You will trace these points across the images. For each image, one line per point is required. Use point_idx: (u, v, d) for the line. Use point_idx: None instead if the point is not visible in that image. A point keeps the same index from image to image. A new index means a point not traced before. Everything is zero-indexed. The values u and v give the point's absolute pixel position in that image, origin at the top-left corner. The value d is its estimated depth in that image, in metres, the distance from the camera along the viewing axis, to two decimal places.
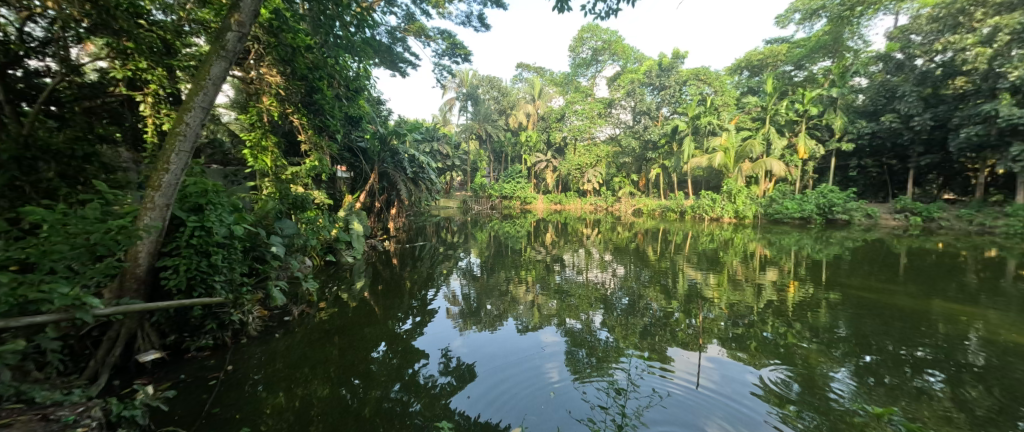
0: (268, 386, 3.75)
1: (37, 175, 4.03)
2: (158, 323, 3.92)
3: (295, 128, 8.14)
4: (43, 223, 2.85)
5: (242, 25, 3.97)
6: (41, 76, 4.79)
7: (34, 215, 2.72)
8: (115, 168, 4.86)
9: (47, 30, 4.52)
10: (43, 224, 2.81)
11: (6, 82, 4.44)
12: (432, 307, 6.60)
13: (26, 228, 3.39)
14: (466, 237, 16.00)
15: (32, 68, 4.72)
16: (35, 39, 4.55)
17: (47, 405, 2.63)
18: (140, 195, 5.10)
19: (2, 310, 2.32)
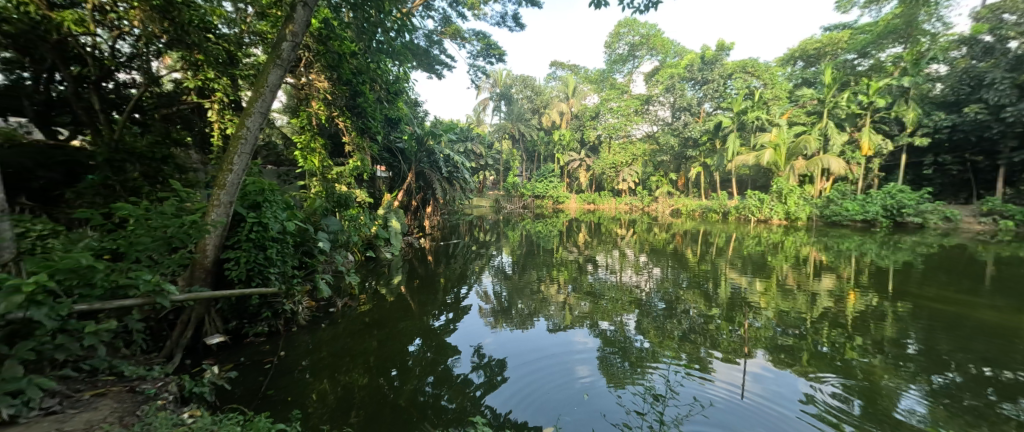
0: (315, 373, 4.02)
1: (124, 175, 4.69)
2: (223, 310, 4.33)
3: (340, 130, 8.63)
4: (131, 218, 3.25)
5: (295, 35, 4.27)
6: (128, 88, 5.64)
7: (123, 211, 3.12)
8: (187, 169, 5.38)
9: (133, 47, 5.27)
10: (130, 219, 3.21)
11: (100, 93, 5.37)
12: (466, 304, 6.75)
13: (118, 222, 3.89)
14: (498, 236, 16.17)
15: (122, 80, 5.57)
16: (124, 54, 5.32)
17: (134, 378, 3.01)
18: (207, 193, 5.61)
19: (98, 294, 2.70)
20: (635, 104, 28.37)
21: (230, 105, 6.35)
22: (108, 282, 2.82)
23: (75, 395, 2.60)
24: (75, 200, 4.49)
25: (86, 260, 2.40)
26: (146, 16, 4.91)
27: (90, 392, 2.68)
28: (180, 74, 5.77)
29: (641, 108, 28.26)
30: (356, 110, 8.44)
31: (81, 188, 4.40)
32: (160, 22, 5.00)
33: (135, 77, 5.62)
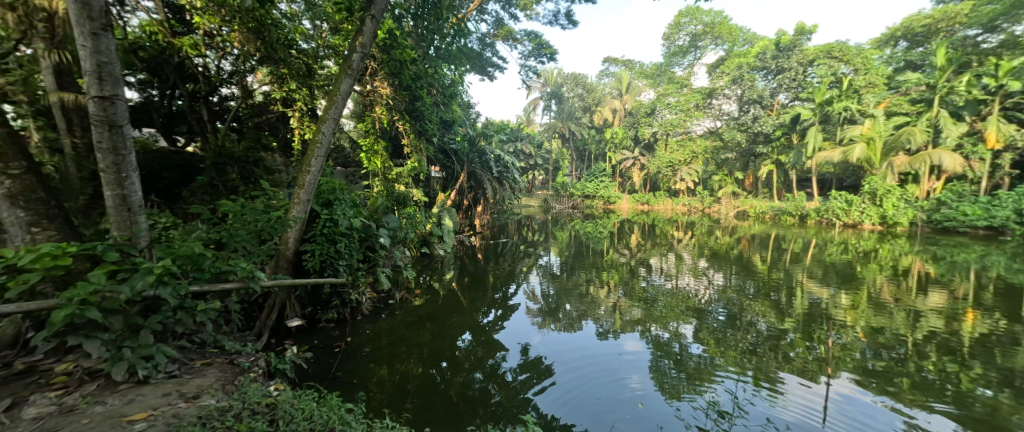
0: (376, 359, 4.33)
1: (225, 176, 5.53)
2: (300, 297, 4.83)
3: (399, 133, 9.19)
4: (232, 213, 3.78)
5: (364, 46, 4.62)
6: (228, 101, 6.62)
7: (225, 206, 3.63)
8: (273, 171, 6.23)
9: (233, 65, 6.13)
10: (231, 213, 3.73)
11: (208, 107, 6.39)
12: (514, 302, 6.82)
13: (221, 216, 4.55)
14: (546, 236, 16.11)
15: (224, 94, 6.52)
16: (226, 72, 6.21)
17: (233, 352, 3.48)
18: (288, 192, 6.34)
19: (205, 279, 3.16)
20: (696, 99, 26.40)
21: (308, 112, 6.97)
22: (213, 268, 3.29)
23: (189, 362, 3.08)
24: (190, 197, 5.28)
25: (198, 249, 2.84)
26: (244, 38, 5.62)
27: (200, 362, 3.14)
28: (268, 87, 6.50)
29: (703, 102, 26.34)
30: (414, 114, 8.92)
31: (195, 187, 5.27)
32: (254, 42, 5.70)
33: (234, 91, 6.53)
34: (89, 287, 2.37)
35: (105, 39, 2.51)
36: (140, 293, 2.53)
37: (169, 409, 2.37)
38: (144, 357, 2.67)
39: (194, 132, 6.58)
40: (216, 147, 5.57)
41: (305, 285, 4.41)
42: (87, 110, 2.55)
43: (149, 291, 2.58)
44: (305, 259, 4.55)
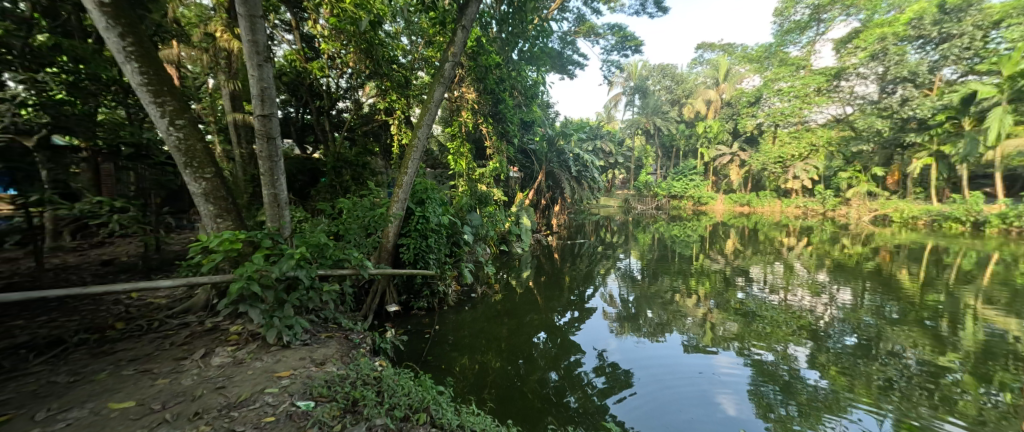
0: (459, 348, 4.62)
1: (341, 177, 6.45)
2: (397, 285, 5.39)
3: (482, 135, 9.63)
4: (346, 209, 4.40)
5: (455, 56, 4.95)
6: (343, 113, 7.73)
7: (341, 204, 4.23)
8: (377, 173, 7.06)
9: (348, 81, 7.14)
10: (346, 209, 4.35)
11: (329, 119, 7.55)
12: (591, 305, 6.64)
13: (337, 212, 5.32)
14: (627, 238, 15.29)
15: (341, 108, 7.64)
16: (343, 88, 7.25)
17: (346, 329, 4.04)
18: (388, 192, 7.11)
19: (326, 265, 3.74)
20: (819, 81, 22.35)
21: (405, 120, 7.73)
22: (333, 256, 3.87)
23: (316, 334, 3.67)
24: (316, 195, 6.44)
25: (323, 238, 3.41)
26: (357, 58, 6.50)
27: (324, 334, 3.73)
28: (373, 99, 7.42)
29: (828, 85, 22.09)
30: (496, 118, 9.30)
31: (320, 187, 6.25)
32: (365, 61, 6.57)
33: (349, 104, 7.66)
34: (252, 267, 3.00)
35: (266, 69, 3.10)
36: (285, 273, 3.13)
37: (304, 369, 2.87)
38: (287, 325, 3.28)
39: (318, 141, 7.84)
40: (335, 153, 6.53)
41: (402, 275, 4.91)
42: (253, 126, 3.21)
43: (290, 273, 3.18)
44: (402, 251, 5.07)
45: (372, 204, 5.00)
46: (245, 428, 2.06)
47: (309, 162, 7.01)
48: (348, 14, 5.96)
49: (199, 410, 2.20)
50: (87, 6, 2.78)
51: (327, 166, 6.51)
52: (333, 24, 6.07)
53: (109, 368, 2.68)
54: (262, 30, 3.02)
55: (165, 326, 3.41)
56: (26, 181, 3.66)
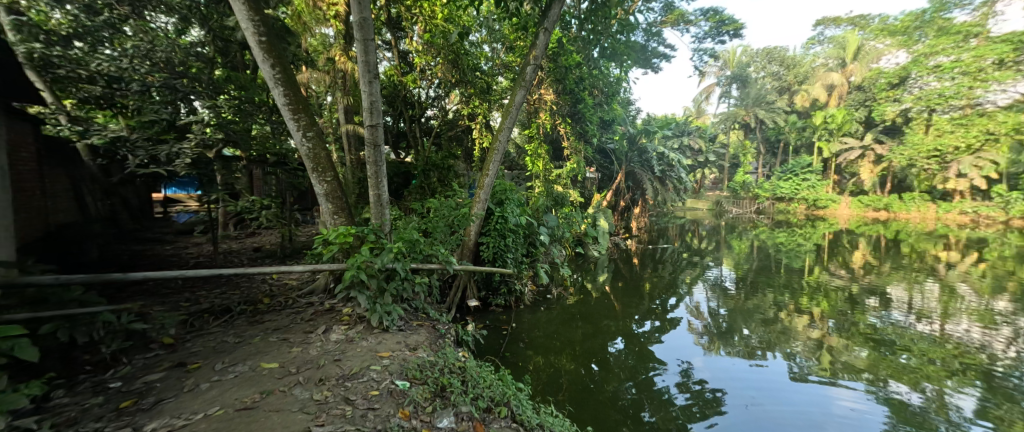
0: (534, 347, 4.65)
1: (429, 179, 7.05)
2: (478, 282, 5.63)
3: (560, 136, 9.58)
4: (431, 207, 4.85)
5: (536, 58, 5.01)
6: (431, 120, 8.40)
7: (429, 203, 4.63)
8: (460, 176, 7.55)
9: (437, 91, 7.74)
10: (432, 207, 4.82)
11: (419, 126, 8.27)
12: (673, 315, 6.13)
13: (425, 211, 5.78)
14: (719, 244, 13.78)
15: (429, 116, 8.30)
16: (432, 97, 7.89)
17: (434, 319, 4.35)
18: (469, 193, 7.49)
19: (416, 259, 4.09)
20: (1001, 52, 17.08)
21: (486, 124, 8.08)
22: (423, 251, 4.22)
23: (409, 320, 4.02)
24: (408, 196, 7.12)
25: (416, 234, 3.78)
26: (445, 69, 7.00)
27: (416, 321, 4.07)
28: (458, 106, 7.90)
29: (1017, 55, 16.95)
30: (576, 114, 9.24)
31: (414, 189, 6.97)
32: (452, 71, 7.04)
33: (436, 112, 8.29)
34: (360, 258, 3.45)
35: (375, 85, 3.53)
36: (385, 264, 3.53)
37: (401, 352, 3.18)
38: (387, 311, 3.68)
39: (409, 146, 8.63)
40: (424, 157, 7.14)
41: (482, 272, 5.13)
42: (364, 135, 3.67)
43: (389, 264, 3.58)
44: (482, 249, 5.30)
45: (456, 204, 5.32)
46: (356, 398, 2.36)
47: (403, 166, 7.79)
48: (439, 28, 6.46)
49: (321, 377, 2.59)
50: (251, 43, 3.48)
51: (418, 169, 7.14)
52: (426, 39, 6.63)
53: (259, 334, 3.33)
54: (372, 51, 3.43)
55: (295, 304, 4.09)
56: (208, 184, 4.74)
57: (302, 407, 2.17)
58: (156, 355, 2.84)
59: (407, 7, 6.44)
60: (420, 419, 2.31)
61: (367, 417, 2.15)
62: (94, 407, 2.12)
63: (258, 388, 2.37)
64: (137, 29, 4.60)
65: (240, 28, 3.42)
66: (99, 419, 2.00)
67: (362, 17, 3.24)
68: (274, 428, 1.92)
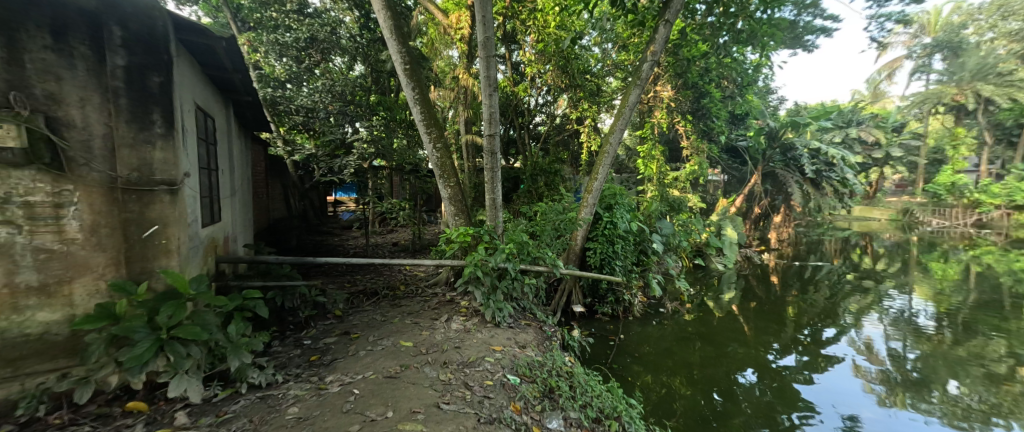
0: (643, 363, 4.32)
1: (536, 184, 7.32)
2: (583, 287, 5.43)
3: (679, 135, 8.76)
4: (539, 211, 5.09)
5: (655, 54, 4.65)
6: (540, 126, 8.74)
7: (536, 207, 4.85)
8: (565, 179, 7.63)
9: (547, 97, 7.99)
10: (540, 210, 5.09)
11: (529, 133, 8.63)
12: (829, 350, 4.94)
13: (534, 214, 5.97)
14: (903, 265, 10.64)
15: (538, 121, 8.63)
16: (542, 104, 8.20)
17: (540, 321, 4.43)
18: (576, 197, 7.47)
19: (525, 261, 4.26)
20: None
21: (595, 127, 7.98)
22: (532, 254, 4.37)
23: (519, 319, 4.18)
24: (517, 200, 7.49)
25: (526, 237, 4.00)
26: (555, 76, 7.13)
27: (525, 320, 4.22)
28: (566, 110, 7.95)
29: None
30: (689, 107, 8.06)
31: (522, 193, 7.36)
32: (562, 77, 7.12)
33: (544, 118, 8.55)
34: (477, 256, 3.81)
35: (495, 97, 3.83)
36: (498, 263, 3.83)
37: (512, 348, 3.35)
38: (499, 308, 3.92)
39: (520, 152, 9.05)
40: (533, 162, 7.41)
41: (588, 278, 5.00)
42: (483, 144, 4.01)
43: (501, 264, 3.87)
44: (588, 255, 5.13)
45: (564, 208, 5.37)
46: (474, 384, 2.59)
47: (514, 171, 8.19)
48: (552, 36, 6.62)
49: (445, 360, 2.92)
50: (398, 72, 4.17)
51: (526, 174, 7.42)
52: (538, 48, 6.84)
53: (397, 316, 3.93)
54: (493, 66, 3.72)
55: (422, 293, 4.67)
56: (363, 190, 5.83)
57: (431, 384, 2.49)
58: (330, 323, 3.63)
59: (521, 20, 6.71)
60: (531, 415, 2.42)
61: (484, 403, 2.34)
62: (294, 357, 2.82)
63: (398, 361, 2.81)
64: (322, 70, 5.96)
65: (391, 59, 4.12)
66: (297, 367, 2.65)
67: (485, 36, 3.54)
68: (412, 398, 2.25)
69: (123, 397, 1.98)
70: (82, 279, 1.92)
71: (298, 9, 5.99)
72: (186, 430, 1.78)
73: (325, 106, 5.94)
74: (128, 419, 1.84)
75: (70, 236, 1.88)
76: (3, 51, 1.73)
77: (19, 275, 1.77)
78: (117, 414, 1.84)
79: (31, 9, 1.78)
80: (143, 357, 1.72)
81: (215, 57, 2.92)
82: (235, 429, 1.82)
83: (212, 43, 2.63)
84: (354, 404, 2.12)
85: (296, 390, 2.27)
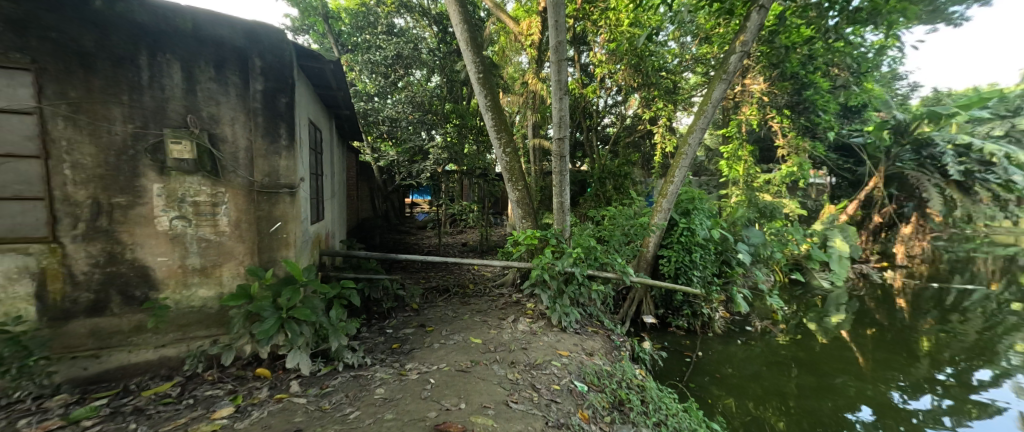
0: (724, 387, 3.76)
1: (604, 187, 7.12)
2: (655, 298, 5.11)
3: (773, 133, 7.79)
4: (608, 215, 4.96)
5: (745, 44, 4.19)
6: (608, 128, 8.58)
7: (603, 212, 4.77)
8: (634, 183, 7.33)
9: (617, 98, 7.80)
10: (609, 214, 4.94)
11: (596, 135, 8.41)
12: (980, 394, 3.80)
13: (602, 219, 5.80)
14: None
15: (604, 123, 8.49)
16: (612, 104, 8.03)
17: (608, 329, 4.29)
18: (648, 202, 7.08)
19: (592, 267, 4.16)
20: None
21: (669, 127, 7.52)
22: (600, 259, 4.25)
23: (585, 326, 4.09)
24: (584, 203, 7.37)
25: (593, 242, 3.93)
26: (626, 75, 6.86)
27: (591, 328, 4.11)
28: (638, 110, 7.58)
29: None
30: (771, 101, 6.90)
31: (588, 197, 7.26)
32: (635, 76, 6.79)
33: (613, 119, 8.36)
34: (544, 260, 3.82)
35: (565, 101, 3.83)
36: (565, 268, 3.79)
37: (578, 354, 3.30)
38: (565, 312, 3.88)
39: (589, 154, 8.85)
40: (602, 165, 7.21)
41: (661, 287, 4.70)
42: (552, 148, 4.04)
43: (569, 268, 3.83)
44: (662, 263, 4.84)
45: (634, 212, 5.12)
46: (541, 386, 2.61)
47: (581, 174, 8.04)
48: (625, 35, 6.35)
49: (513, 360, 2.99)
50: (472, 80, 4.38)
51: (594, 177, 7.25)
52: (611, 48, 6.62)
53: (467, 313, 4.12)
54: (564, 70, 3.72)
55: (490, 293, 4.81)
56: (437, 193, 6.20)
57: (500, 382, 2.57)
58: (408, 315, 3.95)
59: (593, 20, 6.60)
60: (600, 425, 2.37)
61: (551, 407, 2.35)
62: (379, 344, 3.12)
63: (468, 357, 2.96)
64: (404, 83, 6.51)
65: (466, 69, 4.34)
66: (382, 353, 2.93)
67: (558, 41, 3.58)
68: (483, 393, 2.35)
69: (254, 363, 2.42)
70: (227, 264, 2.43)
71: (386, 30, 6.63)
72: (298, 397, 2.11)
73: (406, 116, 6.48)
74: (257, 382, 2.24)
75: (221, 229, 2.40)
76: (186, 84, 2.28)
77: (187, 259, 2.34)
78: (250, 377, 2.27)
79: (203, 49, 2.30)
80: (267, 331, 2.14)
81: (324, 78, 3.38)
82: (334, 402, 2.08)
83: (322, 65, 3.05)
84: (431, 392, 2.28)
85: (382, 373, 2.51)
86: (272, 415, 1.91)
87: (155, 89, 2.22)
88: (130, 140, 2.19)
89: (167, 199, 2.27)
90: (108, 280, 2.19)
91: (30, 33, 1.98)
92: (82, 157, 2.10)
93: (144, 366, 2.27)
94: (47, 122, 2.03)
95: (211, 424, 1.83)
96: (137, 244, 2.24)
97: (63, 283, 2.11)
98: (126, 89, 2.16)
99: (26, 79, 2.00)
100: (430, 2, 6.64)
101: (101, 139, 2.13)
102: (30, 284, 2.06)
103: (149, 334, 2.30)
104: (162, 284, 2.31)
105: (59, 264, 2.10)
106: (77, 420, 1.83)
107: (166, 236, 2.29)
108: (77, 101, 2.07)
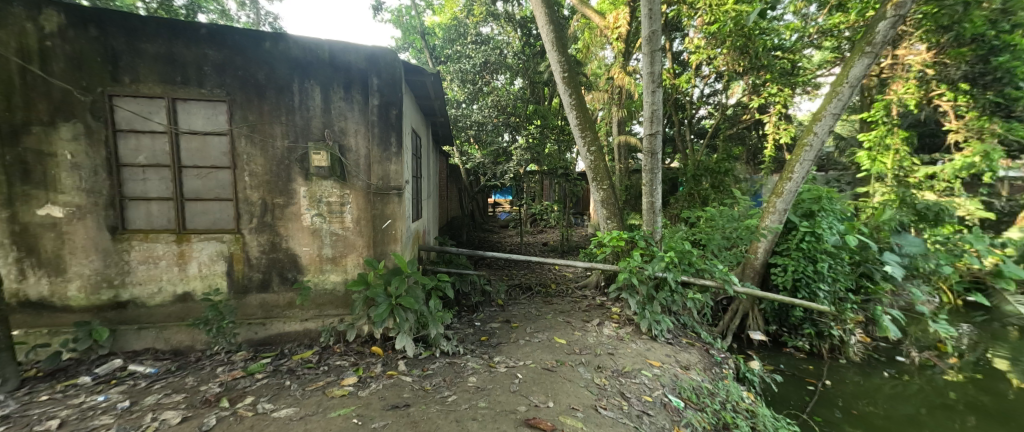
0: (864, 426, 3.01)
1: (699, 184, 6.49)
2: (765, 311, 4.45)
3: (938, 114, 6.13)
4: (706, 217, 4.51)
5: (900, 7, 3.37)
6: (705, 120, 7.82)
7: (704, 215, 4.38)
8: (736, 180, 6.52)
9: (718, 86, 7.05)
10: (708, 216, 4.48)
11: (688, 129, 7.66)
12: None
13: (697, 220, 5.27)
14: None
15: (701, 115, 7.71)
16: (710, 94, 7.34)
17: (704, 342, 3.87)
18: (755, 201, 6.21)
19: (687, 273, 3.79)
20: None
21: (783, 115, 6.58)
22: (697, 266, 3.86)
23: (678, 336, 3.77)
24: (675, 203, 6.83)
25: (688, 246, 3.59)
26: (730, 58, 6.05)
27: (686, 339, 3.76)
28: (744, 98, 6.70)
29: None
30: (941, 73, 5.21)
31: (680, 197, 6.70)
32: (740, 59, 5.97)
33: (710, 110, 7.68)
34: (632, 263, 3.56)
35: (658, 93, 3.54)
36: (656, 272, 3.52)
37: (672, 366, 3.05)
38: (656, 320, 3.62)
39: (682, 149, 8.15)
40: (697, 161, 6.59)
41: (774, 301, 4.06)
42: (642, 145, 3.78)
43: (659, 273, 3.55)
44: (775, 274, 4.17)
45: (738, 214, 4.50)
46: (632, 395, 2.49)
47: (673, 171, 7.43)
48: (729, 14, 5.40)
49: (599, 364, 2.90)
50: (556, 80, 4.34)
51: (686, 174, 6.65)
52: (710, 31, 5.80)
53: (551, 313, 4.13)
54: (658, 60, 3.41)
55: (573, 294, 4.75)
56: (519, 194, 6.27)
57: (587, 385, 2.53)
58: (495, 310, 4.16)
59: (690, 3, 5.83)
60: None
61: (644, 419, 2.24)
62: (469, 335, 3.33)
63: (554, 356, 2.97)
64: (490, 88, 6.77)
65: (551, 69, 4.33)
66: (472, 344, 3.13)
67: (652, 30, 3.32)
68: (571, 394, 2.34)
69: (370, 342, 2.80)
70: (351, 255, 2.85)
71: (474, 39, 7.01)
72: (405, 375, 2.38)
73: (492, 120, 6.71)
74: (373, 358, 2.59)
75: (346, 224, 2.82)
76: (324, 104, 2.73)
77: (323, 249, 2.81)
78: (368, 354, 2.64)
79: (335, 74, 2.73)
80: (381, 315, 2.48)
81: (425, 90, 3.70)
82: (434, 384, 2.29)
83: (424, 78, 3.34)
84: (519, 387, 2.36)
85: (474, 363, 2.68)
86: (385, 389, 2.19)
87: (304, 110, 2.71)
88: (286, 152, 2.72)
89: (309, 200, 2.76)
90: (271, 265, 2.76)
91: (227, 73, 2.60)
92: (256, 167, 2.69)
93: (292, 335, 2.79)
94: (235, 141, 2.65)
95: (341, 389, 2.17)
96: (290, 236, 2.77)
97: (242, 265, 2.73)
98: (284, 111, 2.69)
99: (223, 108, 2.64)
100: (514, 7, 6.90)
101: (268, 152, 2.69)
102: (223, 265, 2.71)
103: (297, 309, 2.84)
104: (306, 269, 2.81)
105: (240, 251, 2.71)
106: (253, 373, 2.35)
107: (309, 230, 2.78)
108: (254, 123, 2.66)
